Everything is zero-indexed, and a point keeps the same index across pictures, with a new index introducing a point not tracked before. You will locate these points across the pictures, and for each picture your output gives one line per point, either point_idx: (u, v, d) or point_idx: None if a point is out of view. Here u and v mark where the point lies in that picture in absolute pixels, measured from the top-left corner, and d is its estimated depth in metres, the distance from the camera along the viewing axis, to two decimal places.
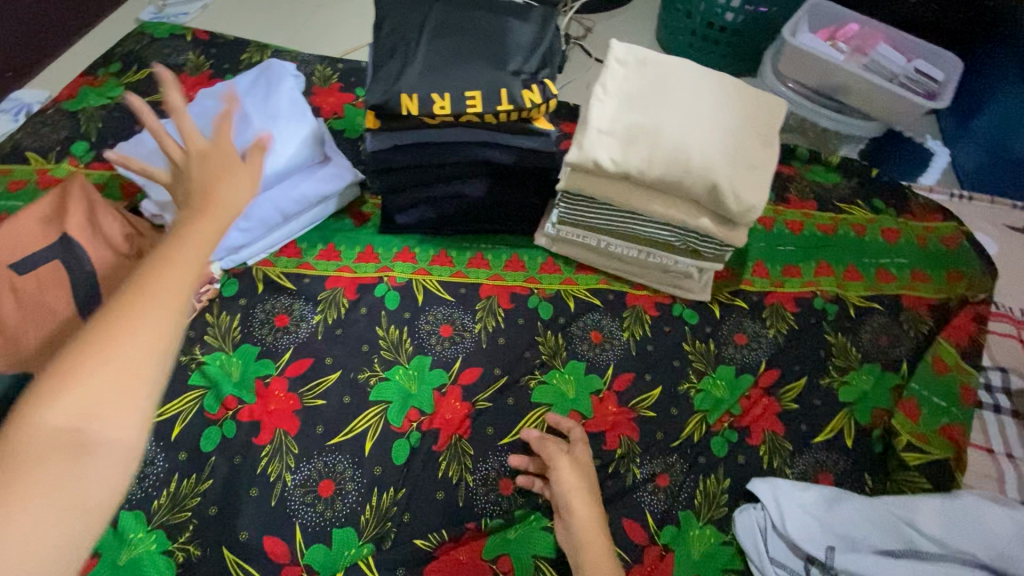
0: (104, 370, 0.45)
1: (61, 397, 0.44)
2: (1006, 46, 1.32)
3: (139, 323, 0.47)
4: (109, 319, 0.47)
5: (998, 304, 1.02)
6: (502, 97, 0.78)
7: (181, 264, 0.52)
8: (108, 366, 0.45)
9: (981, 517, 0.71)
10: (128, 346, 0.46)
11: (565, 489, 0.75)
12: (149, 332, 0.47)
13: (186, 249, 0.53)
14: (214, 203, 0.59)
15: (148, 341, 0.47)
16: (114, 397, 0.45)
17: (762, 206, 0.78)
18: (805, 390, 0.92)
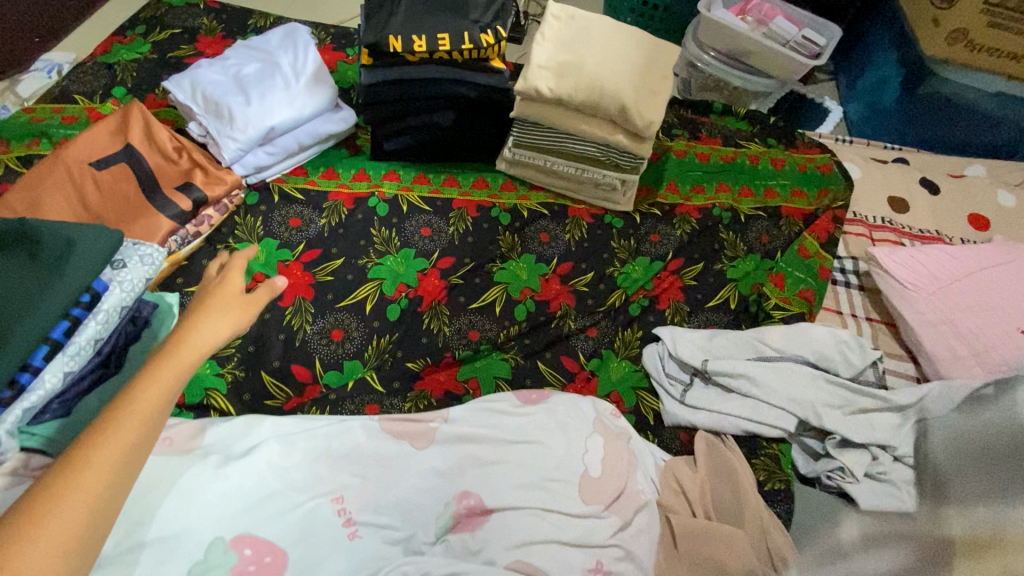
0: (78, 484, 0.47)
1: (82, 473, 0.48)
2: (877, 19, 1.63)
3: (113, 443, 0.50)
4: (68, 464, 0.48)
5: (855, 213, 1.34)
6: (465, 38, 1.05)
7: (154, 389, 0.54)
8: (69, 501, 0.46)
9: (808, 332, 1.03)
10: (99, 467, 0.48)
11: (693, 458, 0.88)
12: (112, 457, 0.49)
13: (165, 375, 0.55)
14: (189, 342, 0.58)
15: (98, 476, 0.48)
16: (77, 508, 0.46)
17: (659, 121, 1.07)
18: (702, 271, 1.20)
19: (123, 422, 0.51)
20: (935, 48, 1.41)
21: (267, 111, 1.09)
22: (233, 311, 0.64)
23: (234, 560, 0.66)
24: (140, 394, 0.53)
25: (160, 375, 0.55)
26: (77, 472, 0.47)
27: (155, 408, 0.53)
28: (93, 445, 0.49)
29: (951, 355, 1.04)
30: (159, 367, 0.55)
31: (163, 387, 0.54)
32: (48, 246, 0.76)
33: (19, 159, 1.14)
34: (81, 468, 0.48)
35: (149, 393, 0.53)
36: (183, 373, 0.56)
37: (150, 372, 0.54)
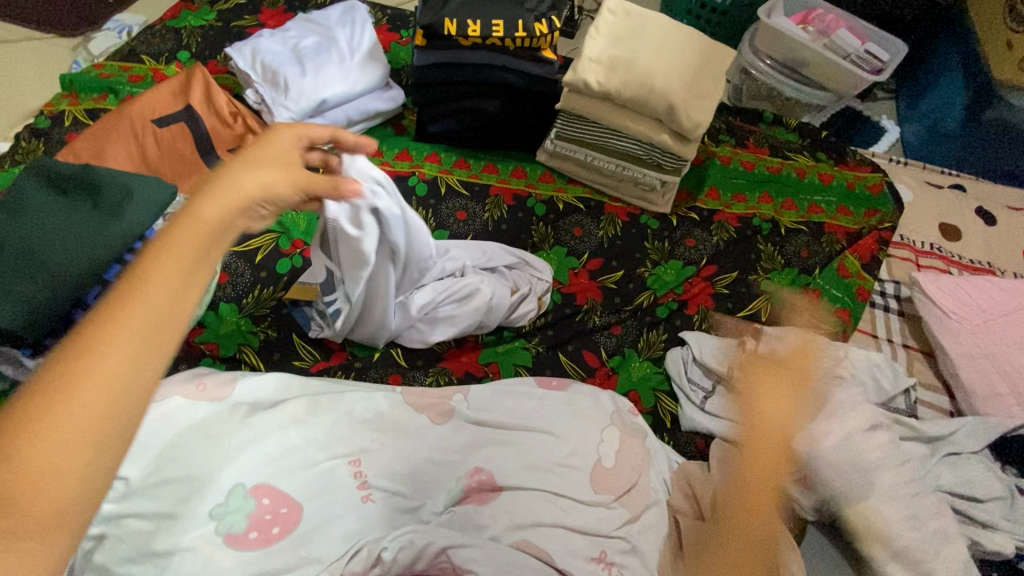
0: (61, 446, 0.33)
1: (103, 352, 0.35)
2: (940, 36, 1.55)
3: (95, 386, 0.35)
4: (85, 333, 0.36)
5: (902, 236, 1.29)
6: (518, 26, 1.06)
7: (172, 258, 0.39)
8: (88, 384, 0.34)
9: (839, 353, 1.01)
10: (72, 420, 0.34)
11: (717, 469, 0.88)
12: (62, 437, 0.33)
13: (186, 238, 0.41)
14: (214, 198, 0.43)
15: (115, 365, 0.35)
16: (63, 474, 0.33)
17: (706, 123, 1.08)
18: (735, 280, 1.18)
19: (78, 384, 0.34)
20: (1006, 73, 1.33)
21: (320, 87, 1.12)
22: (260, 185, 0.47)
23: (253, 506, 0.68)
24: (128, 312, 0.37)
25: (181, 237, 0.40)
26: (48, 433, 0.33)
27: (145, 333, 0.37)
28: (54, 389, 0.34)
29: (989, 391, 1.01)
30: (140, 284, 0.37)
31: (147, 318, 0.37)
32: (109, 195, 0.83)
33: (86, 111, 1.20)
34: (41, 424, 0.33)
35: (140, 309, 0.37)
36: (191, 293, 0.40)
37: (108, 313, 0.36)
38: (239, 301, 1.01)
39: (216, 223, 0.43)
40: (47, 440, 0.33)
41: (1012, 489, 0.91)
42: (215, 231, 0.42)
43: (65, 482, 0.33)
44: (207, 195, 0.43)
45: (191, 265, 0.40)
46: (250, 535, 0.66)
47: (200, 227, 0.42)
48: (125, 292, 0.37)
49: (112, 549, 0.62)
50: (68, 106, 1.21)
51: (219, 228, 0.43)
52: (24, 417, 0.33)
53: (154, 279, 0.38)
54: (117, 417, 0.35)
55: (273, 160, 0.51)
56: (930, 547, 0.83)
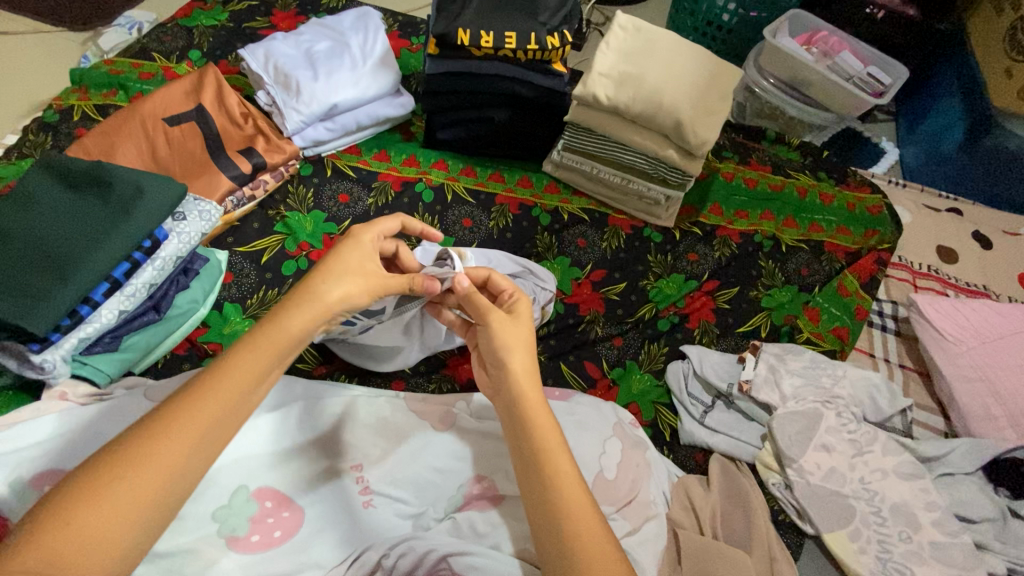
0: (101, 528, 0.43)
1: (165, 443, 0.47)
2: (941, 62, 1.57)
3: (157, 469, 0.46)
4: (157, 427, 0.48)
5: (900, 257, 1.31)
6: (530, 39, 1.08)
7: (247, 363, 0.54)
8: (150, 468, 0.46)
9: (837, 372, 1.02)
10: (113, 508, 0.43)
11: (714, 484, 0.89)
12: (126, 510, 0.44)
13: (266, 343, 0.55)
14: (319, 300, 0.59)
15: (173, 456, 0.47)
16: (101, 550, 0.43)
17: (713, 140, 1.09)
18: (736, 296, 1.19)
19: (149, 468, 0.46)
20: (1006, 102, 1.36)
21: (332, 91, 1.13)
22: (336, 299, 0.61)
23: (256, 510, 0.69)
24: (169, 433, 0.48)
25: (264, 342, 0.55)
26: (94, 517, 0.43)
27: (204, 430, 0.49)
28: (102, 486, 0.44)
29: (983, 413, 1.03)
30: (212, 387, 0.51)
31: (203, 420, 0.49)
32: (119, 193, 0.83)
33: (96, 107, 1.21)
34: (97, 500, 0.43)
35: (179, 431, 0.48)
36: (226, 418, 0.51)
37: (178, 411, 0.49)
38: (244, 302, 1.02)
39: (252, 363, 0.54)
40: (89, 519, 0.43)
41: (1004, 511, 0.93)
42: (260, 364, 0.54)
43: (98, 557, 0.42)
44: (269, 329, 0.56)
45: (254, 374, 0.54)
46: (252, 538, 0.67)
47: (247, 363, 0.54)
48: (169, 419, 0.48)
49: None
50: (77, 101, 1.21)
51: (258, 368, 0.54)
52: (78, 503, 0.43)
53: (195, 411, 0.49)
54: (148, 511, 0.45)
55: (348, 268, 0.63)
56: (924, 566, 0.84)
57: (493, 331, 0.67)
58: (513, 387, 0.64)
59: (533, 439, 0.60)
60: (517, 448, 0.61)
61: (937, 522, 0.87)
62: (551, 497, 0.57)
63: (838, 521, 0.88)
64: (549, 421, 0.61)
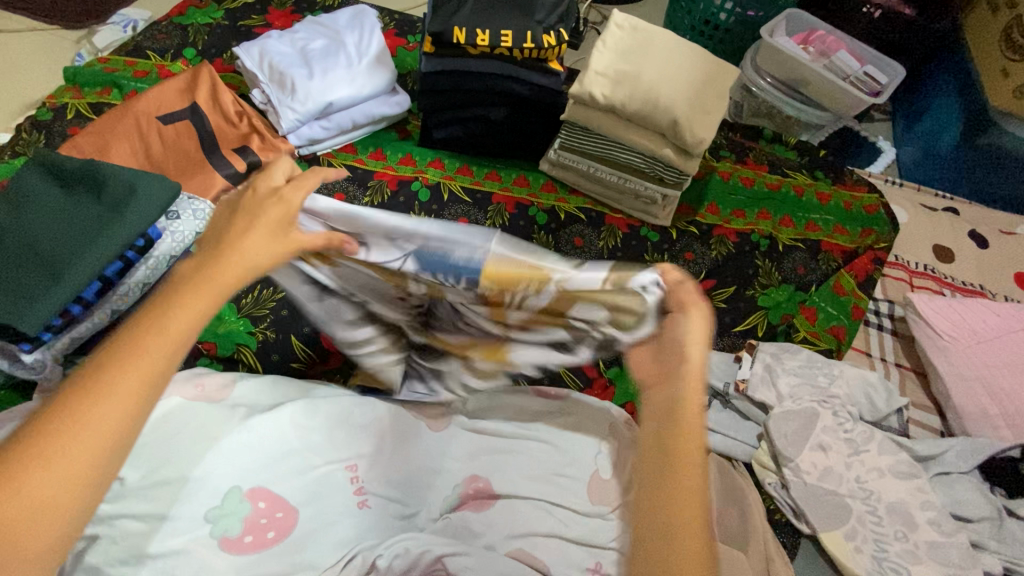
0: (34, 500, 0.37)
1: (95, 405, 0.40)
2: (937, 61, 1.57)
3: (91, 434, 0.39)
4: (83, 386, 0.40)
5: (897, 257, 1.31)
6: (526, 37, 1.07)
7: (184, 309, 0.45)
8: (83, 434, 0.39)
9: (834, 371, 1.02)
10: (37, 491, 0.37)
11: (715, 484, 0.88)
12: (60, 481, 0.38)
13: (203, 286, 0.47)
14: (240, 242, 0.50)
15: (108, 418, 0.40)
16: (38, 524, 0.37)
17: (709, 139, 1.09)
18: (732, 295, 1.19)
19: (82, 434, 0.39)
20: (1002, 100, 1.36)
21: (328, 90, 1.13)
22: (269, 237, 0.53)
23: (249, 510, 0.68)
24: (103, 391, 0.40)
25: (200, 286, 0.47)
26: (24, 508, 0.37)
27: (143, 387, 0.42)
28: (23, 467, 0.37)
29: (979, 412, 1.03)
30: (147, 336, 0.43)
31: (139, 376, 0.42)
32: (112, 191, 0.82)
33: (90, 105, 1.20)
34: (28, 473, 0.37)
35: (114, 388, 0.41)
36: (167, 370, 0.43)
37: (105, 369, 0.41)
38: (238, 300, 1.01)
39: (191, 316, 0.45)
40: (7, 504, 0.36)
41: (1000, 510, 0.93)
42: (200, 307, 0.46)
43: (39, 530, 0.37)
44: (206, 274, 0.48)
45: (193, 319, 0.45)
46: (244, 539, 0.66)
47: (183, 308, 0.45)
48: (101, 374, 0.41)
49: (105, 550, 0.63)
50: (71, 99, 1.21)
51: (196, 316, 0.45)
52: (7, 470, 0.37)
53: (128, 365, 0.41)
54: (87, 475, 0.39)
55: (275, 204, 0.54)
56: (919, 566, 0.84)
57: (681, 325, 0.57)
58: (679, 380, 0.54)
59: (675, 436, 0.50)
60: (656, 432, 0.52)
61: (933, 522, 0.87)
62: (665, 489, 0.48)
63: (834, 520, 0.88)
64: (695, 423, 0.51)
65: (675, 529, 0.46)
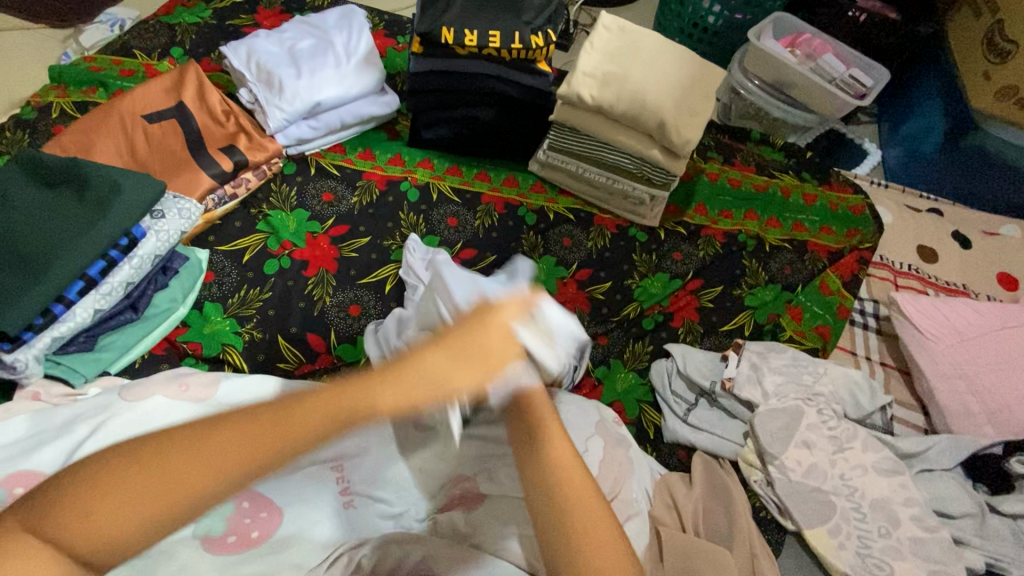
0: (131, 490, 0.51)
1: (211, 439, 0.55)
2: (921, 65, 1.59)
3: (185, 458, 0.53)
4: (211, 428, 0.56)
5: (882, 257, 1.32)
6: (514, 38, 1.08)
7: (321, 404, 0.58)
8: (190, 465, 0.54)
9: (820, 370, 1.02)
10: (149, 482, 0.52)
11: (699, 483, 0.89)
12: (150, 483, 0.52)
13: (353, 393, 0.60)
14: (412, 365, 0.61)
15: (220, 452, 0.55)
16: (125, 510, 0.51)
17: (696, 140, 1.10)
18: (720, 295, 1.19)
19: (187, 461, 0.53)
20: (983, 102, 1.39)
21: (316, 90, 1.13)
22: (424, 380, 0.62)
23: (233, 510, 0.69)
24: (224, 433, 0.56)
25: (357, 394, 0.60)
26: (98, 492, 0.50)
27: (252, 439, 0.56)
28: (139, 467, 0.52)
29: (962, 410, 1.04)
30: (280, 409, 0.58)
31: (244, 430, 0.56)
32: (95, 190, 0.82)
33: (75, 104, 1.19)
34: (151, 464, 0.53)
35: (230, 438, 0.56)
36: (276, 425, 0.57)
37: (233, 421, 0.57)
38: (225, 300, 1.00)
39: (316, 411, 0.59)
40: (134, 480, 0.52)
41: (983, 506, 0.94)
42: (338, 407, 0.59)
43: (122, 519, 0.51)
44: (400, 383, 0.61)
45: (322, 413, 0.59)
46: (228, 539, 0.67)
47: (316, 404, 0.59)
48: (243, 417, 0.58)
49: None
50: (56, 98, 1.20)
51: (327, 408, 0.59)
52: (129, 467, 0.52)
53: (248, 425, 0.57)
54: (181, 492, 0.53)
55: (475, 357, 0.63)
56: (903, 562, 0.85)
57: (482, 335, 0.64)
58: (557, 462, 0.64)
59: (561, 481, 0.63)
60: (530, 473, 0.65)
61: (916, 518, 0.88)
62: (572, 532, 0.60)
63: (819, 518, 0.89)
64: (567, 450, 0.66)
65: (584, 553, 0.59)
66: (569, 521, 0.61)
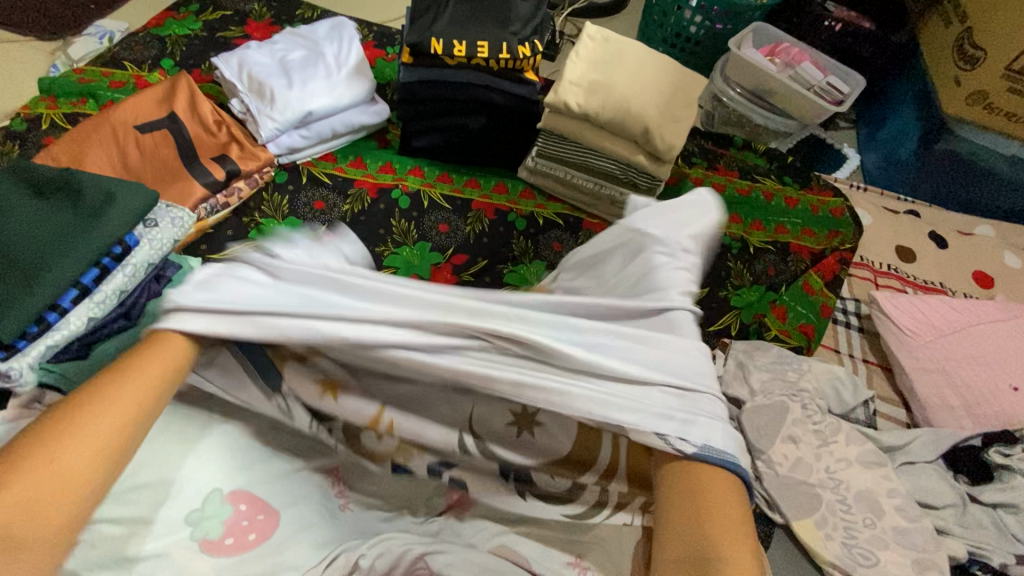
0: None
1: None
2: (895, 72, 1.65)
3: (10, 509, 0.47)
4: None
5: (862, 257, 1.36)
6: (502, 48, 1.10)
7: (67, 451, 0.50)
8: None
9: (803, 367, 1.05)
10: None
11: None
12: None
13: (75, 444, 0.50)
14: (137, 380, 0.55)
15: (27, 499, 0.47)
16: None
17: (679, 146, 1.13)
18: (706, 296, 1.22)
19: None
20: (954, 107, 1.44)
21: (308, 99, 1.14)
22: (132, 400, 0.55)
23: (229, 513, 0.68)
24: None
25: (71, 440, 0.50)
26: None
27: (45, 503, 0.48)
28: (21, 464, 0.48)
29: (941, 404, 1.08)
30: (33, 470, 0.48)
31: (27, 485, 0.48)
32: (88, 199, 0.82)
33: (65, 115, 1.19)
34: None
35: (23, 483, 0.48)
36: (64, 471, 0.49)
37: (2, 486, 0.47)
38: None
39: (72, 455, 0.50)
40: None
41: (963, 496, 0.97)
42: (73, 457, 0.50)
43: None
44: (129, 372, 0.55)
45: (75, 470, 0.50)
46: (226, 541, 0.67)
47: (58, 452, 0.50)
48: (4, 469, 0.48)
49: (84, 554, 0.62)
50: (46, 109, 1.20)
51: (73, 459, 0.50)
52: None
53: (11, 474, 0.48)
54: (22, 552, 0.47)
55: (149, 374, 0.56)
56: (887, 551, 0.87)
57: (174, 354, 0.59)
58: (130, 384, 0.55)
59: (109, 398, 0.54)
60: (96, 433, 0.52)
61: (899, 508, 0.91)
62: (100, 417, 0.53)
63: (805, 510, 0.91)
64: (129, 389, 0.55)
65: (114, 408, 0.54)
66: (105, 416, 0.53)
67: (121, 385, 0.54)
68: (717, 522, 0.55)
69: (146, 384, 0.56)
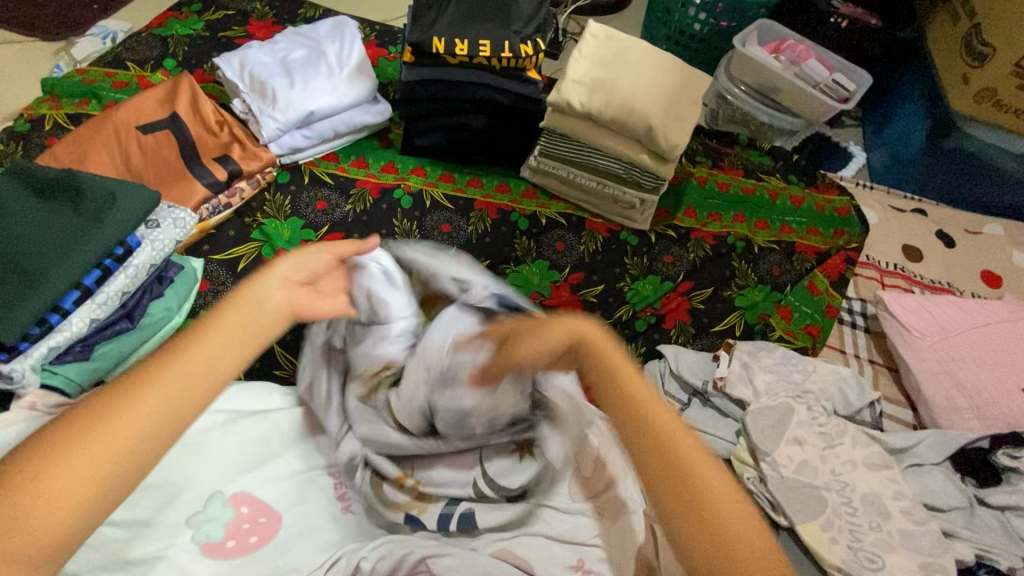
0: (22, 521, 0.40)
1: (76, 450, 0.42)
2: (902, 70, 1.63)
3: (79, 458, 0.42)
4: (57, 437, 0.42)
5: (868, 257, 1.35)
6: (504, 47, 1.10)
7: (154, 394, 0.45)
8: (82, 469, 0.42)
9: (809, 368, 1.04)
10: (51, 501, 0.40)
11: None
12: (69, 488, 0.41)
13: (164, 384, 0.46)
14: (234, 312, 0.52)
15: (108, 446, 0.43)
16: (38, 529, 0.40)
17: (683, 145, 1.12)
18: (711, 296, 1.21)
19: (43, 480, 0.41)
20: (962, 105, 1.41)
21: (309, 99, 1.14)
22: (226, 341, 0.50)
23: (231, 515, 0.68)
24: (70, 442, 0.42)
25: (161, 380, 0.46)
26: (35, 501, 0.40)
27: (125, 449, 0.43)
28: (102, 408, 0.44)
29: (948, 405, 1.06)
30: (111, 416, 0.44)
31: (109, 437, 0.43)
32: (91, 200, 0.82)
33: (68, 116, 1.19)
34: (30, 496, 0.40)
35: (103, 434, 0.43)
36: (155, 419, 0.45)
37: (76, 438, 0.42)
38: None
39: (156, 398, 0.45)
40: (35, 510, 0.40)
41: (971, 498, 0.96)
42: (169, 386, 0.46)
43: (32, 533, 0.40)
44: (228, 310, 0.52)
45: (163, 415, 0.45)
46: (227, 544, 0.67)
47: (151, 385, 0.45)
48: (87, 418, 0.43)
49: (84, 559, 0.61)
50: (49, 109, 1.20)
51: (156, 401, 0.45)
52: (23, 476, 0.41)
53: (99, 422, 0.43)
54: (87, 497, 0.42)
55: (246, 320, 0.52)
56: (894, 554, 0.86)
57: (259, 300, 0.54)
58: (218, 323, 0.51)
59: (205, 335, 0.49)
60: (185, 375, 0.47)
61: (905, 511, 0.90)
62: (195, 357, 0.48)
63: (811, 513, 0.90)
64: (223, 332, 0.50)
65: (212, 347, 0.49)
66: (203, 358, 0.48)
67: (238, 313, 0.52)
68: (676, 445, 0.47)
69: (245, 327, 0.52)
